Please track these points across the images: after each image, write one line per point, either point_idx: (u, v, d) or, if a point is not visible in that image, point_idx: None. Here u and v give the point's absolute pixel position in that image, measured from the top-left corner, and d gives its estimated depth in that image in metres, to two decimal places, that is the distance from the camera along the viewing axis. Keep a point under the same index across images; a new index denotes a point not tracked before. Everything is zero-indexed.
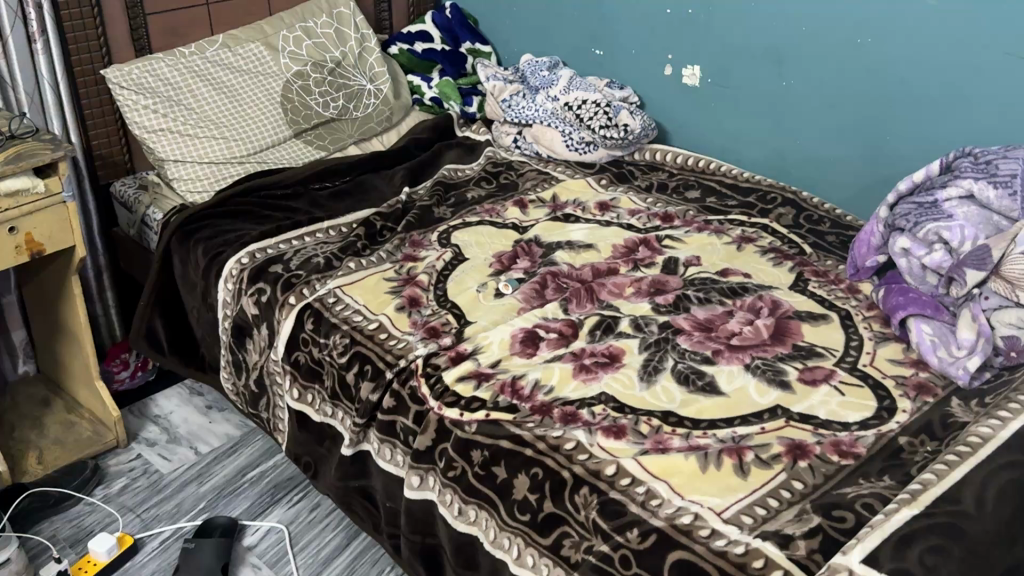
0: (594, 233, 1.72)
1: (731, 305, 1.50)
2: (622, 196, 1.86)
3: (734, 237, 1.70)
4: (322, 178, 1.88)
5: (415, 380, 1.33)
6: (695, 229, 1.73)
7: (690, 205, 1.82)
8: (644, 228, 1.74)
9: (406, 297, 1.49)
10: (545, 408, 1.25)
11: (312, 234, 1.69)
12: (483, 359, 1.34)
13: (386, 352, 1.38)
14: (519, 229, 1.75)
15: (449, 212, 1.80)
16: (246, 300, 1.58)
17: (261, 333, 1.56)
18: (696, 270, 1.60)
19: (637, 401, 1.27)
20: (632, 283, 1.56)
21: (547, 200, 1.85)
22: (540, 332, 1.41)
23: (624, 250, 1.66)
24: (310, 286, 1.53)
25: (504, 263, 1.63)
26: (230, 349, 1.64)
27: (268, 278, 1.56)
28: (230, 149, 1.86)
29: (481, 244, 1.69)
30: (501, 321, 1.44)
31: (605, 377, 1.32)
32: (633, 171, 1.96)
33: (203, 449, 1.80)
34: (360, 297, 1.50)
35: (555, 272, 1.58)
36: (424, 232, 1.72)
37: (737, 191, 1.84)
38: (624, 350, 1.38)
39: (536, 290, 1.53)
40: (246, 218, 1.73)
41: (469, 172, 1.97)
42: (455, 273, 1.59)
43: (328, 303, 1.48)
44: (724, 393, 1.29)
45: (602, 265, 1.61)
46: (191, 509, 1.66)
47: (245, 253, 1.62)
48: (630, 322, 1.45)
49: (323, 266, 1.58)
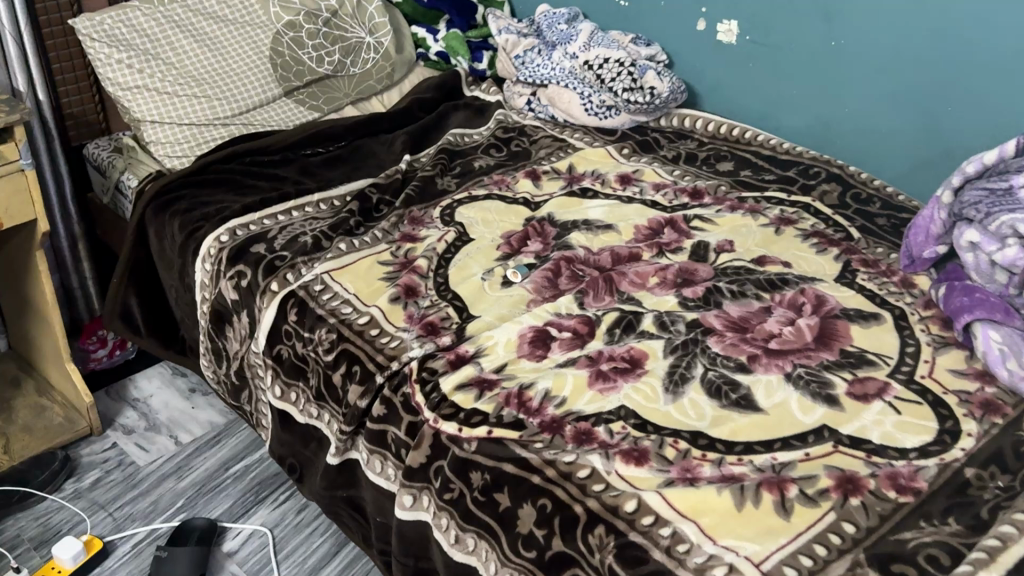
0: (614, 212, 1.55)
1: (769, 301, 1.32)
2: (646, 167, 1.68)
3: (771, 218, 1.52)
4: (315, 143, 1.71)
5: (409, 386, 1.17)
6: (728, 208, 1.55)
7: (722, 179, 1.64)
8: (670, 207, 1.56)
9: (401, 286, 1.33)
10: (556, 425, 1.09)
11: (301, 208, 1.52)
12: (487, 363, 1.18)
13: (377, 352, 1.22)
14: (531, 205, 1.58)
15: (454, 184, 1.63)
16: (224, 284, 1.42)
17: (241, 321, 1.40)
18: (729, 257, 1.43)
19: (661, 418, 1.11)
20: (656, 272, 1.39)
21: (563, 171, 1.68)
22: (552, 331, 1.24)
23: (647, 233, 1.49)
24: (295, 270, 1.36)
25: (513, 246, 1.46)
26: (209, 336, 1.48)
27: (248, 260, 1.40)
28: (214, 109, 1.68)
29: (488, 222, 1.52)
30: (508, 317, 1.27)
31: (626, 387, 1.16)
32: (659, 139, 1.77)
33: (184, 438, 1.66)
34: (351, 285, 1.33)
35: (569, 257, 1.41)
36: (426, 208, 1.55)
37: (775, 164, 1.65)
38: (647, 354, 1.21)
39: (548, 279, 1.37)
40: (228, 188, 1.56)
41: (477, 138, 1.80)
42: (458, 256, 1.42)
43: (314, 291, 1.32)
44: (762, 409, 1.13)
45: (622, 249, 1.44)
46: (168, 507, 1.52)
47: (224, 229, 1.46)
48: (654, 320, 1.28)
49: (310, 246, 1.41)
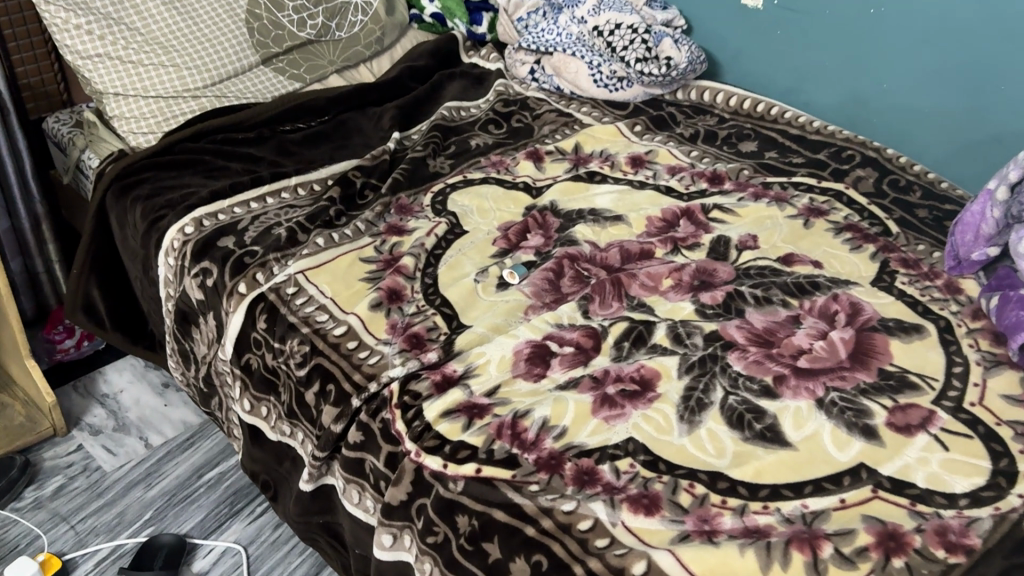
0: (624, 199, 1.40)
1: (797, 309, 1.17)
2: (659, 147, 1.52)
3: (799, 208, 1.37)
4: (295, 118, 1.56)
5: (389, 411, 1.03)
6: (752, 197, 1.39)
7: (745, 161, 1.48)
8: (687, 194, 1.41)
9: (384, 289, 1.18)
10: (554, 464, 0.95)
11: (276, 194, 1.37)
12: (477, 386, 1.04)
13: (354, 369, 1.08)
14: (532, 191, 1.43)
15: (448, 166, 1.48)
16: (189, 282, 1.27)
17: (208, 323, 1.26)
18: (752, 255, 1.28)
19: (675, 454, 0.97)
20: (670, 273, 1.24)
21: (568, 151, 1.53)
22: (552, 347, 1.10)
23: (660, 226, 1.33)
24: (265, 269, 1.22)
25: (511, 240, 1.31)
26: (175, 336, 1.34)
27: (214, 256, 1.25)
28: (183, 79, 1.52)
29: (484, 212, 1.37)
30: (502, 329, 1.13)
31: (635, 415, 1.02)
32: (676, 114, 1.61)
33: (154, 441, 1.53)
34: (329, 288, 1.19)
35: (573, 255, 1.27)
36: (415, 194, 1.40)
37: (804, 146, 1.49)
38: (659, 373, 1.07)
39: (549, 281, 1.22)
40: (197, 170, 1.41)
41: (474, 111, 1.64)
42: (449, 252, 1.27)
43: (287, 295, 1.18)
44: (790, 444, 0.98)
45: (633, 245, 1.29)
46: (134, 520, 1.40)
47: (190, 220, 1.31)
48: (667, 331, 1.13)
49: (284, 240, 1.27)
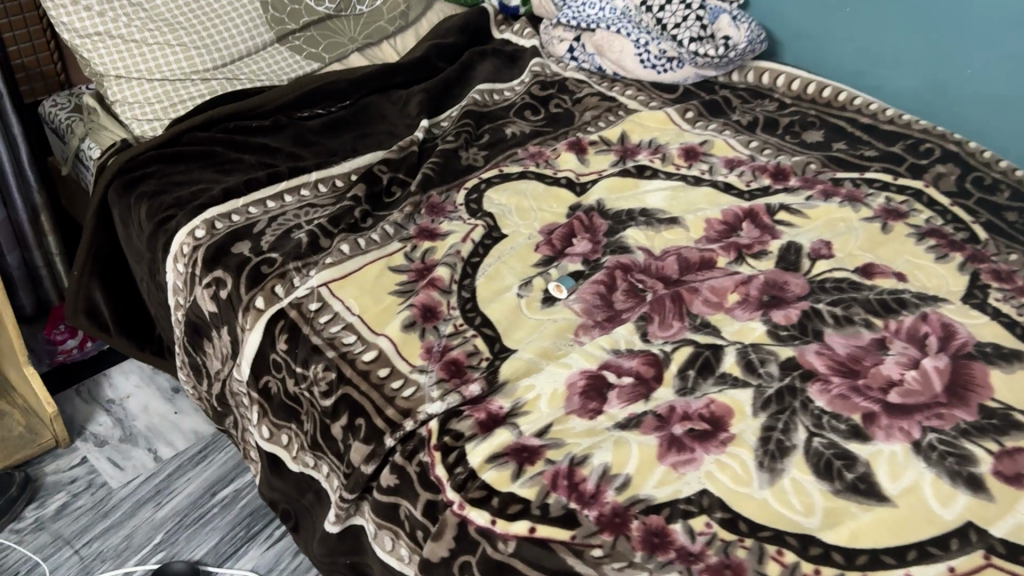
0: (678, 197, 1.27)
1: (882, 331, 1.05)
2: (715, 138, 1.39)
3: (875, 209, 1.25)
4: (313, 103, 1.43)
5: (427, 454, 0.91)
6: (822, 195, 1.27)
7: (812, 154, 1.36)
8: (749, 193, 1.29)
9: (417, 306, 1.06)
10: (620, 522, 0.83)
11: (294, 191, 1.25)
12: (527, 425, 0.92)
13: (386, 402, 0.96)
14: (576, 188, 1.30)
15: (482, 159, 1.35)
16: (200, 292, 1.15)
17: (222, 338, 1.14)
18: (828, 264, 1.15)
19: (758, 511, 0.85)
20: (736, 287, 1.11)
21: (614, 141, 1.39)
22: (609, 378, 0.97)
23: (720, 231, 1.21)
24: (285, 281, 1.09)
25: (556, 246, 1.18)
26: (186, 349, 1.22)
27: (228, 265, 1.13)
28: (191, 60, 1.38)
29: (524, 212, 1.24)
30: (551, 355, 1.01)
31: (707, 461, 0.89)
32: (731, 99, 1.48)
33: (164, 454, 1.42)
34: (356, 304, 1.06)
35: (626, 265, 1.14)
36: (447, 191, 1.27)
37: (877, 137, 1.37)
38: (732, 410, 0.95)
39: (600, 296, 1.09)
40: (208, 164, 1.29)
41: (507, 94, 1.52)
42: (488, 260, 1.15)
43: (309, 312, 1.05)
44: (887, 499, 0.87)
45: (691, 253, 1.17)
46: (143, 544, 1.28)
47: (200, 221, 1.18)
48: (737, 358, 1.01)
49: (305, 246, 1.14)
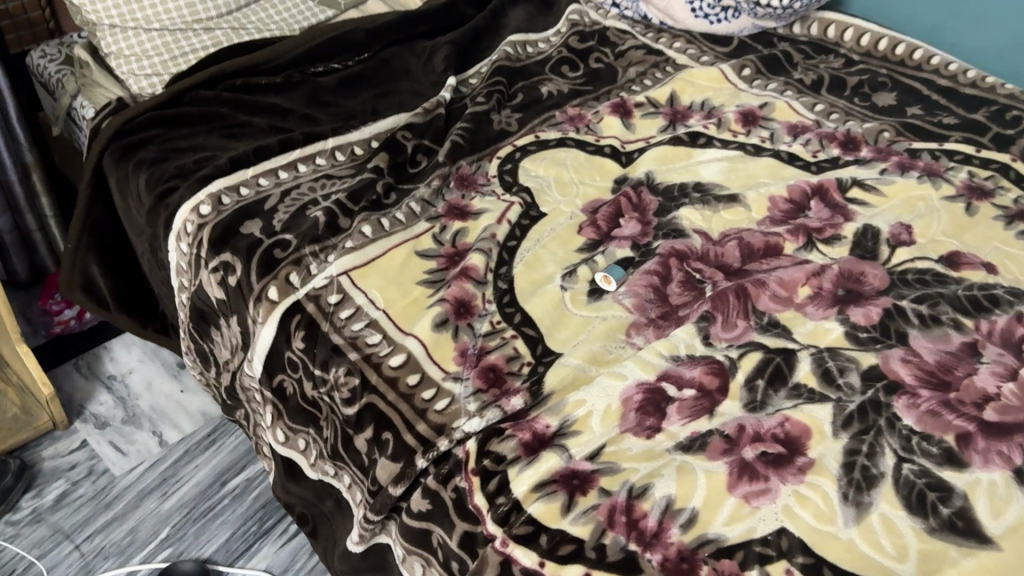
0: (736, 169, 1.15)
1: (973, 334, 0.94)
2: (776, 99, 1.26)
3: (958, 186, 1.13)
4: (328, 55, 1.29)
5: (464, 479, 0.80)
6: (898, 168, 1.15)
7: (886, 120, 1.23)
8: (815, 165, 1.16)
9: (449, 301, 0.94)
10: (687, 569, 0.72)
11: (309, 160, 1.13)
12: (577, 448, 0.80)
13: (417, 416, 0.84)
14: (621, 157, 1.17)
15: (516, 122, 1.22)
16: (206, 277, 1.03)
17: (231, 328, 1.03)
18: (908, 252, 1.03)
19: (844, 556, 0.74)
20: (807, 278, 0.99)
21: (663, 103, 1.26)
22: (668, 391, 0.86)
23: (786, 211, 1.09)
24: (300, 268, 0.98)
25: (601, 227, 1.06)
26: (191, 335, 1.11)
27: (236, 247, 1.01)
28: (192, 7, 1.25)
29: (564, 186, 1.12)
30: (601, 361, 0.89)
31: (784, 492, 0.79)
32: (792, 54, 1.35)
33: (170, 437, 1.32)
34: (381, 298, 0.95)
35: (681, 252, 1.02)
36: (478, 160, 1.15)
37: (957, 102, 1.24)
38: (808, 430, 0.84)
39: (653, 288, 0.98)
40: (214, 126, 1.16)
41: (542, 46, 1.38)
42: (526, 244, 1.03)
43: (328, 306, 0.94)
44: (990, 541, 0.76)
45: (754, 237, 1.05)
46: (149, 539, 1.19)
47: (205, 195, 1.06)
48: (813, 367, 0.90)
49: (322, 227, 1.02)
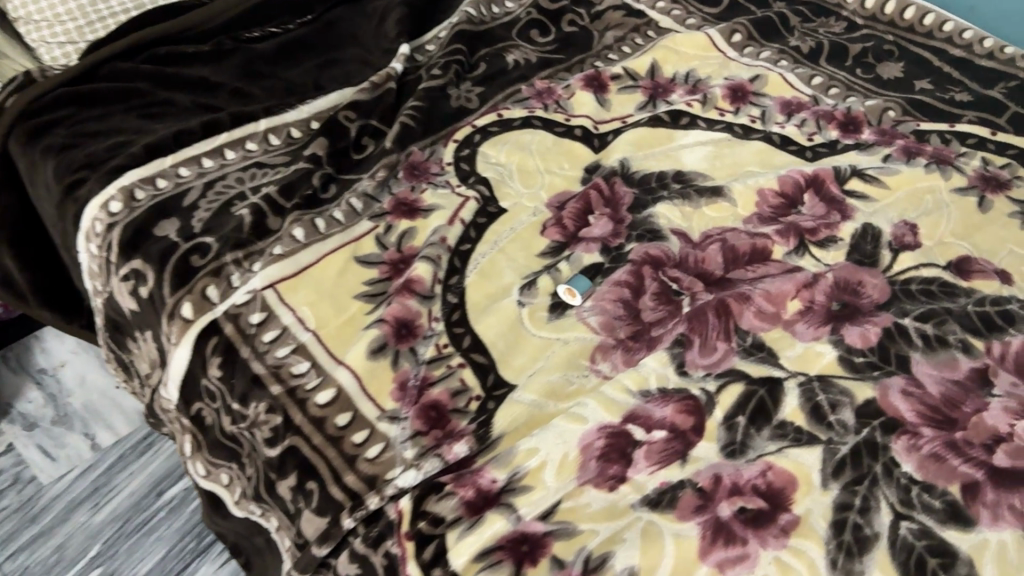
0: (721, 154, 1.03)
1: (984, 358, 0.83)
2: (770, 72, 1.13)
3: (970, 176, 1.00)
4: (264, 20, 1.16)
5: (397, 544, 0.69)
6: (903, 154, 1.02)
7: (891, 97, 1.10)
8: (811, 150, 1.04)
9: (389, 322, 0.82)
10: None
11: (238, 145, 1.00)
12: (528, 507, 0.70)
13: (346, 465, 0.74)
14: (593, 140, 1.05)
15: (476, 98, 1.09)
16: (118, 285, 0.92)
17: (147, 342, 0.91)
18: (912, 257, 0.91)
19: None
20: (798, 290, 0.88)
21: (642, 75, 1.13)
22: (635, 434, 0.75)
23: (776, 206, 0.96)
24: (220, 279, 0.86)
25: (567, 227, 0.94)
26: (110, 344, 1.00)
27: (149, 253, 0.89)
28: None
29: (528, 175, 1.00)
30: (560, 395, 0.78)
31: (765, 560, 0.68)
32: (788, 16, 1.23)
33: (103, 440, 1.23)
34: (312, 316, 0.84)
35: (657, 258, 0.90)
36: (432, 145, 1.02)
37: (970, 76, 1.12)
38: (794, 480, 0.73)
39: (623, 303, 0.86)
40: (131, 106, 1.03)
41: (513, 6, 1.25)
42: (481, 249, 0.91)
43: (249, 328, 0.82)
44: None
45: (740, 239, 0.93)
46: (77, 558, 1.10)
47: (116, 190, 0.94)
48: (802, 402, 0.79)
49: (247, 229, 0.90)
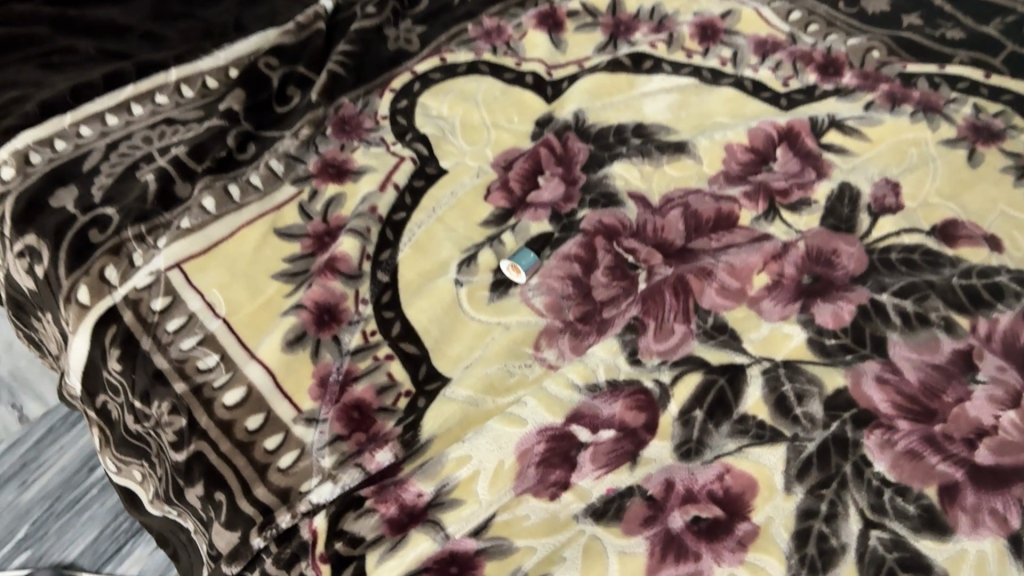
0: (686, 103, 0.93)
1: (968, 339, 0.75)
2: (743, 6, 1.02)
3: (960, 126, 0.91)
4: None
5: (311, 567, 0.62)
6: (887, 101, 0.93)
7: (876, 33, 1.00)
8: (786, 97, 0.94)
9: (309, 307, 0.74)
10: None
11: (147, 98, 0.90)
12: (456, 524, 0.62)
13: (257, 475, 0.66)
14: (547, 88, 0.95)
15: (417, 39, 0.98)
16: (14, 263, 0.83)
17: (50, 324, 0.83)
18: (893, 222, 0.83)
19: None
20: (766, 261, 0.79)
21: (603, 11, 1.03)
22: (580, 435, 0.67)
23: (745, 163, 0.87)
24: (120, 258, 0.77)
25: (514, 191, 0.85)
26: (16, 322, 0.92)
27: (43, 226, 0.80)
28: None
29: (473, 130, 0.90)
30: (498, 390, 0.70)
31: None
32: None
33: (31, 411, 1.16)
34: (223, 301, 0.75)
35: (611, 227, 0.81)
36: (365, 95, 0.92)
37: (964, 10, 1.02)
38: (754, 484, 0.66)
39: (573, 280, 0.78)
40: (28, 54, 0.93)
41: None
42: (417, 218, 0.82)
43: (152, 316, 0.74)
44: None
45: (704, 203, 0.84)
46: (4, 540, 1.05)
47: (8, 154, 0.84)
48: (765, 393, 0.71)
49: (152, 198, 0.81)
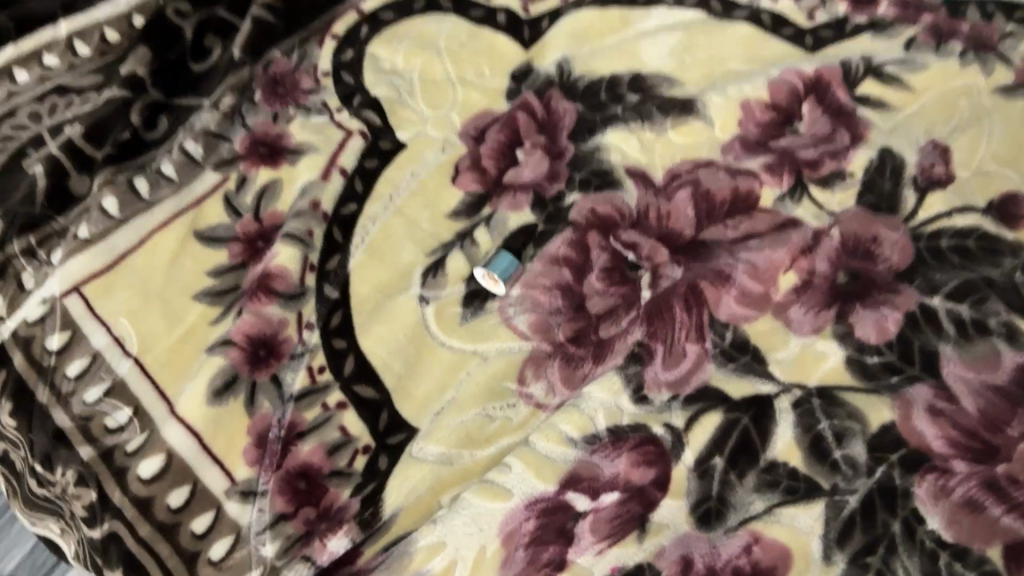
0: (693, 44, 0.77)
1: None
2: None
3: (1018, 68, 0.76)
4: None
5: None
6: (931, 38, 0.77)
7: None
8: (812, 34, 0.78)
9: (240, 343, 0.60)
10: None
11: (31, 62, 0.70)
12: None
13: (184, 569, 0.55)
14: (524, 28, 0.78)
15: None
16: None
17: None
18: (943, 198, 0.69)
19: None
20: (795, 257, 0.66)
21: None
22: (578, 504, 0.55)
23: (766, 124, 0.72)
24: (4, 281, 0.63)
25: (488, 169, 0.70)
26: None
27: None
28: None
29: (435, 89, 0.74)
30: (476, 442, 0.58)
31: None
32: None
33: None
34: (133, 334, 0.61)
35: (606, 218, 0.67)
36: (301, 44, 0.75)
37: None
38: (788, 556, 0.55)
39: (562, 290, 0.64)
40: None
41: None
42: (370, 211, 0.67)
43: (46, 358, 0.60)
44: None
45: (717, 180, 0.70)
46: None
47: None
48: (798, 433, 0.59)
49: (43, 199, 0.65)
